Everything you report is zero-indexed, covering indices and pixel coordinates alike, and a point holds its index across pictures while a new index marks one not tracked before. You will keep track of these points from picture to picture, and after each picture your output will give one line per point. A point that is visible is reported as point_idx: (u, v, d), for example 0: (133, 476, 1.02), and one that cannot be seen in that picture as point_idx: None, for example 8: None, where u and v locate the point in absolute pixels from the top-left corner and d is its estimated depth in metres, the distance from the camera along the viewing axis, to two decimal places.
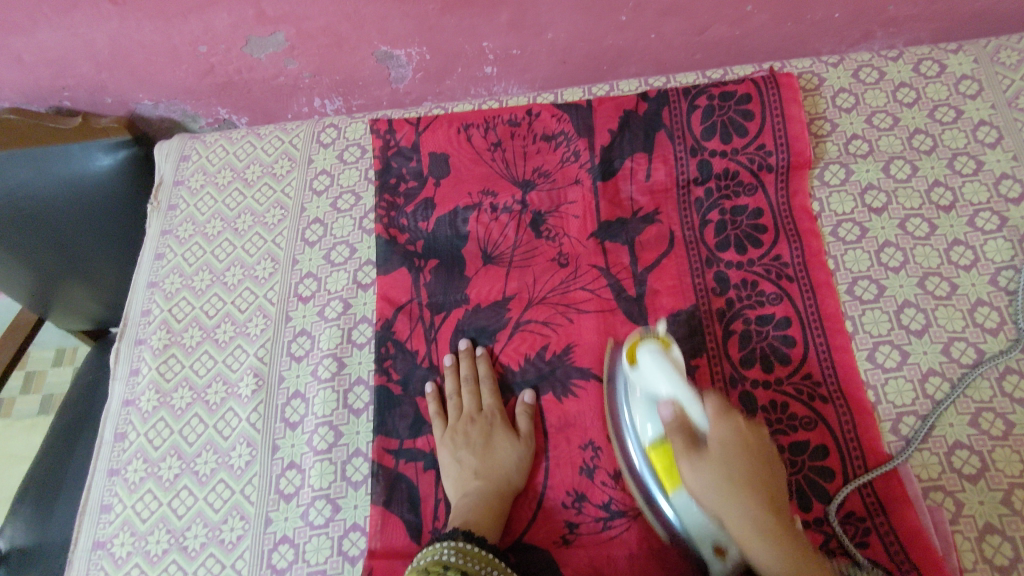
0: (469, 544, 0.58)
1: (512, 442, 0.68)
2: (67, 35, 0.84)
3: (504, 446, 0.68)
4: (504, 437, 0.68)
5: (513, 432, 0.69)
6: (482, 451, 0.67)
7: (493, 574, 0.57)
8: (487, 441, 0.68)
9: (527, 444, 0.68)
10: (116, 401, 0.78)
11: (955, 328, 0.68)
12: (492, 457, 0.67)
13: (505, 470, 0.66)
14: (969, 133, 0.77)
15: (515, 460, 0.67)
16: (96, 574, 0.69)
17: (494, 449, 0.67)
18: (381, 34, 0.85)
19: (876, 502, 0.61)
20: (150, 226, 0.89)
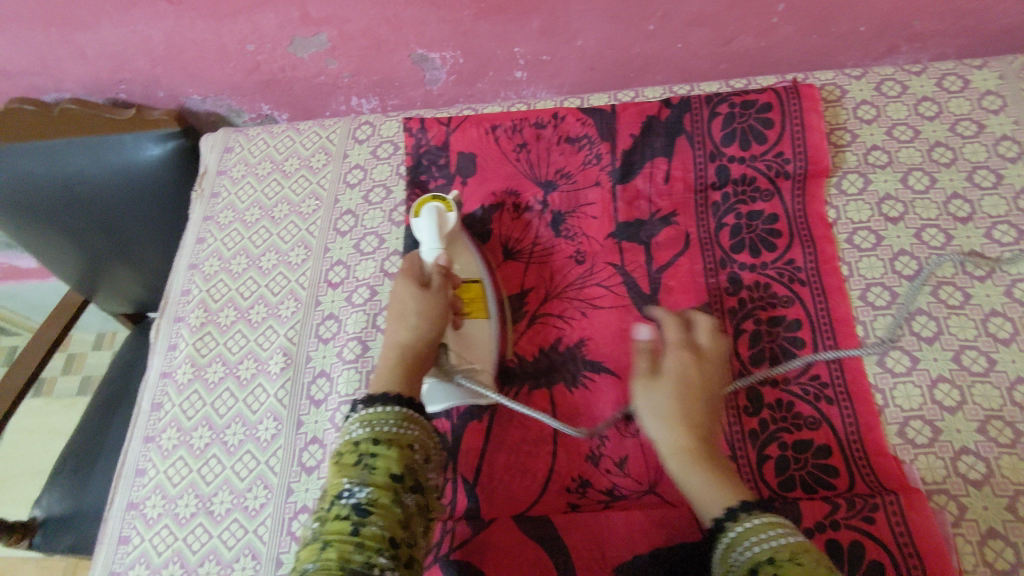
0: (376, 408, 0.58)
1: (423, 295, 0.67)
2: (127, 31, 0.90)
3: (413, 297, 0.67)
4: (420, 305, 0.67)
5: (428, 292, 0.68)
6: (388, 333, 0.66)
7: (409, 432, 0.57)
8: (399, 316, 0.67)
9: (438, 298, 0.68)
10: (154, 373, 0.83)
11: (966, 337, 0.69)
12: (397, 342, 0.65)
13: (408, 326, 0.66)
14: (990, 147, 0.78)
15: (431, 313, 0.66)
16: (129, 533, 0.74)
17: (406, 319, 0.66)
18: (418, 38, 0.89)
19: (879, 485, 0.63)
20: (193, 212, 0.95)
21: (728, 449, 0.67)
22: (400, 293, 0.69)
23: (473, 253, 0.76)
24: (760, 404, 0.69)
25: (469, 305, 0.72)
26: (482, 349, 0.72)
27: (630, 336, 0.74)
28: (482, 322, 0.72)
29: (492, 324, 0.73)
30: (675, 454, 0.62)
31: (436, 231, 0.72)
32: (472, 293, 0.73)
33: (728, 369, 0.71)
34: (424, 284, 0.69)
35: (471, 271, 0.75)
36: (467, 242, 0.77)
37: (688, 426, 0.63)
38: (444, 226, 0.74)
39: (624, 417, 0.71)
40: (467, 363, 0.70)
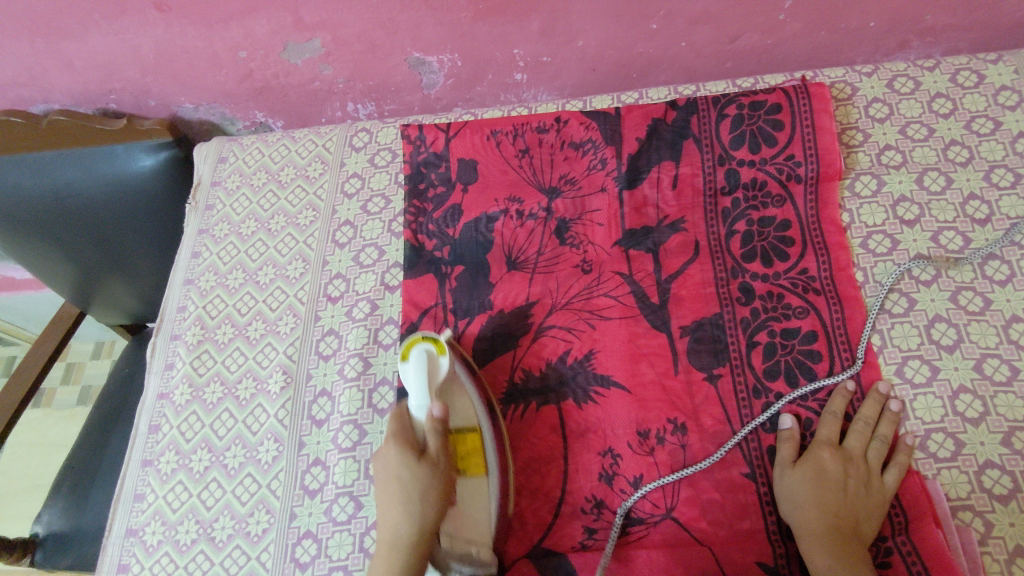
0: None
1: (418, 467, 0.63)
2: (115, 40, 0.87)
3: (411, 472, 0.63)
4: (420, 482, 0.63)
5: (424, 463, 0.63)
6: (387, 517, 0.62)
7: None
8: (402, 495, 0.62)
9: (431, 475, 0.63)
10: (151, 393, 0.81)
11: (988, 344, 0.67)
12: (398, 540, 0.61)
13: (408, 510, 0.62)
14: (1007, 145, 0.76)
15: (425, 496, 0.62)
16: (128, 561, 0.72)
17: (400, 482, 0.63)
18: (414, 41, 0.86)
19: (903, 523, 0.61)
20: (187, 225, 0.92)
21: (747, 467, 0.66)
22: (395, 459, 0.64)
23: (469, 391, 0.68)
24: (778, 421, 0.67)
25: (466, 462, 0.66)
26: (480, 513, 0.64)
27: (641, 348, 0.72)
28: (481, 481, 0.65)
29: (492, 481, 0.65)
30: (823, 542, 0.59)
31: (427, 383, 0.65)
32: (469, 447, 0.66)
33: (742, 382, 0.69)
34: (419, 456, 0.64)
35: (466, 418, 0.67)
36: (464, 375, 0.69)
37: (812, 511, 0.61)
38: (435, 376, 0.66)
39: (638, 435, 0.68)
40: (462, 546, 0.63)
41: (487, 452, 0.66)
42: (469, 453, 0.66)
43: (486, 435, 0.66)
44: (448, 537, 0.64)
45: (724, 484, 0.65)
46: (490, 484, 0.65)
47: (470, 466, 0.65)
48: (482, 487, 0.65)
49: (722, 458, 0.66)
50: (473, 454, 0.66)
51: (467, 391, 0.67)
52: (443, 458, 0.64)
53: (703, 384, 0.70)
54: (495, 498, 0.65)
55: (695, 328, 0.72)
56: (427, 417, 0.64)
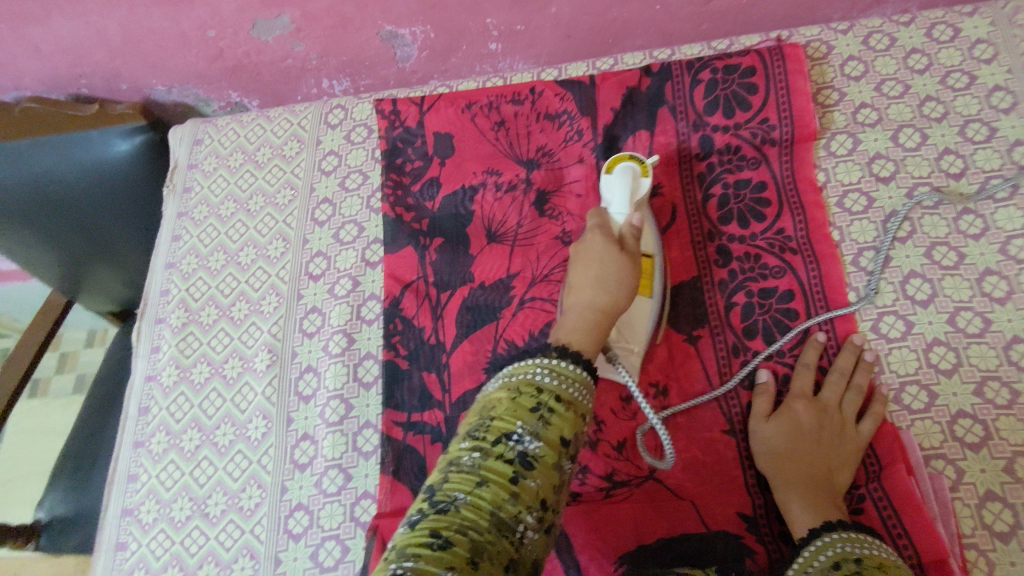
0: (567, 365, 0.51)
1: (622, 256, 0.60)
2: (81, 23, 0.86)
3: (616, 262, 0.59)
4: (618, 262, 0.59)
5: (625, 250, 0.61)
6: (581, 294, 0.58)
7: (583, 401, 0.50)
8: (597, 279, 0.58)
9: (632, 262, 0.60)
10: (139, 377, 0.82)
11: (961, 298, 0.68)
12: (596, 305, 0.57)
13: (608, 290, 0.57)
14: (982, 99, 0.76)
15: (629, 284, 0.59)
16: (125, 539, 0.73)
17: (598, 272, 0.59)
18: (385, 14, 0.85)
19: (878, 471, 0.63)
20: (166, 208, 0.92)
21: (727, 425, 0.67)
22: (596, 244, 0.61)
23: (652, 233, 0.71)
24: (755, 377, 0.68)
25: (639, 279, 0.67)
26: (641, 329, 0.67)
27: None
28: (647, 300, 0.68)
29: (653, 305, 0.68)
30: (797, 489, 0.60)
31: (627, 198, 0.66)
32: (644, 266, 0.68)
33: (722, 343, 0.70)
34: (619, 241, 0.62)
35: (648, 245, 0.69)
36: (648, 213, 0.71)
37: (792, 463, 0.62)
38: (636, 191, 0.68)
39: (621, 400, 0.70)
40: (623, 340, 0.67)
41: (656, 275, 0.69)
42: (646, 271, 0.68)
43: (659, 264, 0.69)
44: (616, 332, 0.67)
45: (705, 442, 0.67)
46: (653, 308, 0.68)
47: (645, 280, 0.68)
48: (647, 306, 0.68)
49: (704, 419, 0.68)
50: (647, 273, 0.68)
51: (651, 273, 0.68)
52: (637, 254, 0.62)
53: (683, 346, 0.71)
54: (654, 318, 0.68)
55: (675, 293, 0.73)
56: (625, 223, 0.64)
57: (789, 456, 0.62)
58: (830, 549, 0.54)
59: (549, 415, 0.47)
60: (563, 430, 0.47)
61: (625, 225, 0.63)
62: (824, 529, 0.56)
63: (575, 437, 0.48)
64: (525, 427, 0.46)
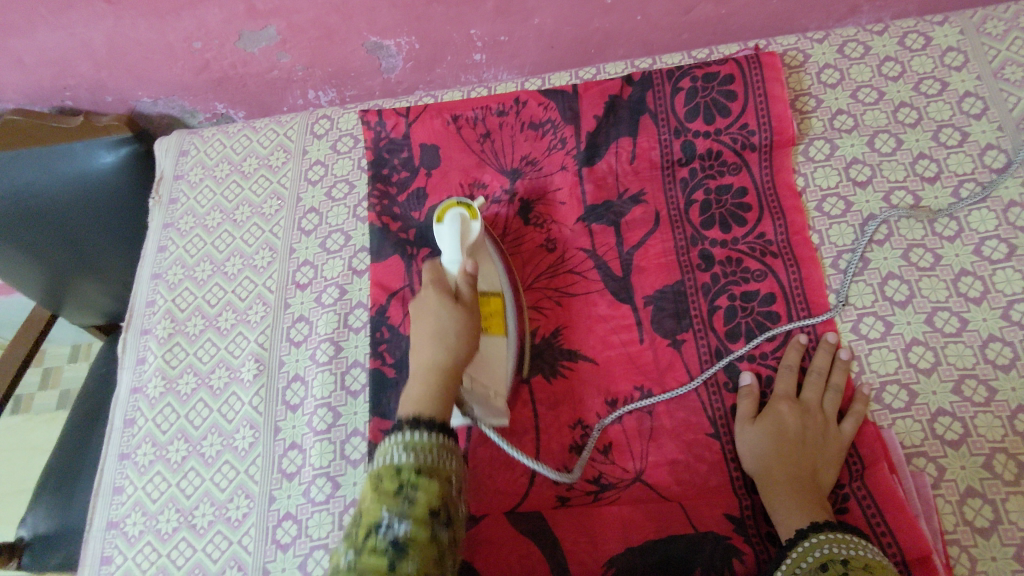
0: (420, 437, 0.51)
1: (456, 309, 0.62)
2: (65, 35, 0.86)
3: (450, 314, 0.61)
4: (456, 321, 0.61)
5: (461, 304, 0.63)
6: (421, 351, 0.59)
7: (447, 465, 0.51)
8: (438, 333, 0.60)
9: (469, 318, 0.62)
10: (124, 389, 0.81)
11: (938, 298, 0.69)
12: (437, 363, 0.58)
13: (446, 345, 0.59)
14: (954, 105, 0.78)
15: (462, 335, 0.60)
16: (110, 552, 0.72)
17: (434, 325, 0.61)
18: (370, 25, 0.86)
19: (861, 471, 0.64)
20: (152, 220, 0.92)
21: (711, 428, 0.68)
22: (432, 303, 0.62)
23: (497, 265, 0.72)
24: (739, 380, 0.69)
25: (488, 320, 0.68)
26: (498, 369, 0.67)
27: (605, 321, 0.74)
28: (500, 338, 0.68)
29: (510, 343, 0.68)
30: (782, 491, 0.61)
31: (459, 243, 0.69)
32: (493, 308, 0.69)
33: (706, 345, 0.71)
34: (455, 297, 0.63)
35: (492, 283, 0.70)
36: (490, 249, 0.72)
37: (775, 464, 0.62)
38: (467, 235, 0.70)
39: (606, 404, 0.71)
40: (480, 387, 0.65)
41: (507, 316, 0.69)
42: (494, 316, 0.68)
43: (508, 302, 0.70)
44: (470, 378, 0.64)
45: (689, 444, 0.67)
46: (509, 346, 0.68)
47: (493, 323, 0.68)
48: (501, 344, 0.68)
49: (688, 421, 0.68)
50: (495, 313, 0.69)
51: (501, 313, 0.69)
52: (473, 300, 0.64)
53: (668, 351, 0.71)
54: (511, 359, 0.68)
55: (659, 297, 0.74)
56: (460, 272, 0.65)
57: (773, 458, 0.63)
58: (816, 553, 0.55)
59: (413, 494, 0.47)
60: (429, 501, 0.47)
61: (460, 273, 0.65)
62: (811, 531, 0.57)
63: (444, 501, 0.49)
64: (389, 513, 0.46)
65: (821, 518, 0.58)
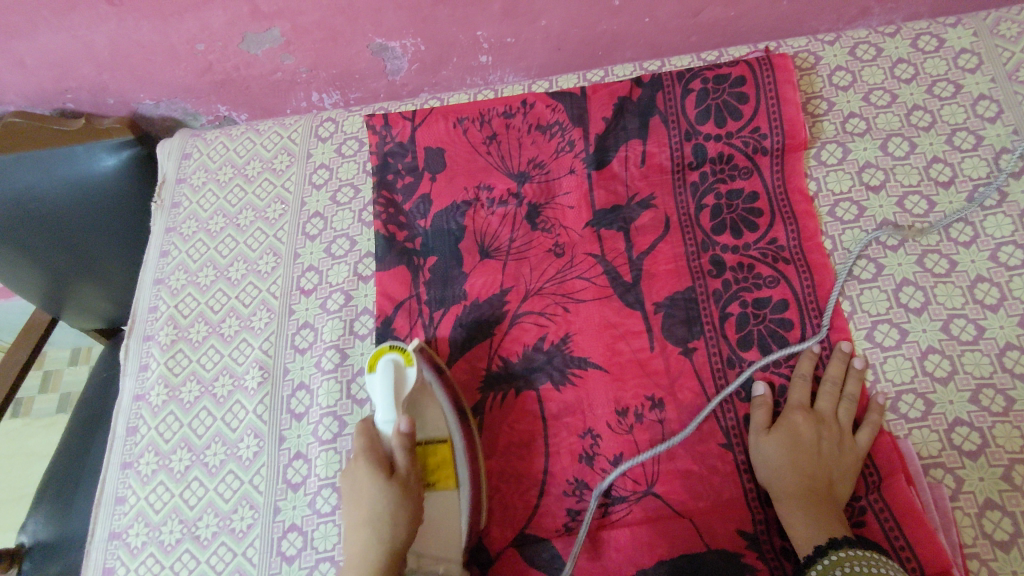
0: None
1: (388, 488, 0.61)
2: (67, 36, 0.85)
3: (381, 498, 0.61)
4: (390, 499, 0.61)
5: (395, 480, 0.62)
6: (357, 539, 0.60)
7: None
8: (371, 522, 0.60)
9: (404, 494, 0.62)
10: (127, 396, 0.80)
11: (954, 305, 0.68)
12: (371, 563, 0.58)
13: (380, 538, 0.59)
14: (968, 108, 0.76)
15: (396, 517, 0.60)
16: (113, 563, 0.71)
17: (369, 510, 0.61)
18: (375, 27, 0.85)
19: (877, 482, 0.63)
20: (154, 224, 0.91)
21: (723, 438, 0.67)
22: (367, 488, 0.62)
23: (440, 401, 0.69)
24: (752, 389, 0.68)
25: (435, 475, 0.67)
26: (450, 526, 0.65)
27: (615, 327, 0.73)
28: (450, 492, 0.66)
29: (462, 493, 0.66)
30: (798, 505, 0.60)
31: (393, 398, 0.66)
32: (440, 457, 0.67)
33: (717, 353, 0.70)
34: (389, 472, 0.63)
35: (437, 429, 0.68)
36: (436, 389, 0.70)
37: (789, 477, 0.61)
38: (401, 388, 0.68)
39: (616, 413, 0.69)
40: (433, 547, 0.65)
41: (456, 462, 0.67)
42: (441, 467, 0.67)
43: (456, 446, 0.68)
44: (419, 552, 0.65)
45: (702, 454, 0.66)
46: (461, 496, 0.66)
47: (442, 477, 0.67)
48: (452, 497, 0.66)
49: (700, 432, 0.67)
50: (443, 464, 0.67)
51: (451, 461, 0.67)
52: (411, 470, 0.63)
53: (679, 359, 0.70)
54: (466, 512, 0.66)
55: (669, 304, 0.73)
56: (394, 432, 0.64)
57: (788, 471, 0.62)
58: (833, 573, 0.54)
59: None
60: None
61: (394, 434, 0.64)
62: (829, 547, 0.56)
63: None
64: None
65: (838, 533, 0.57)
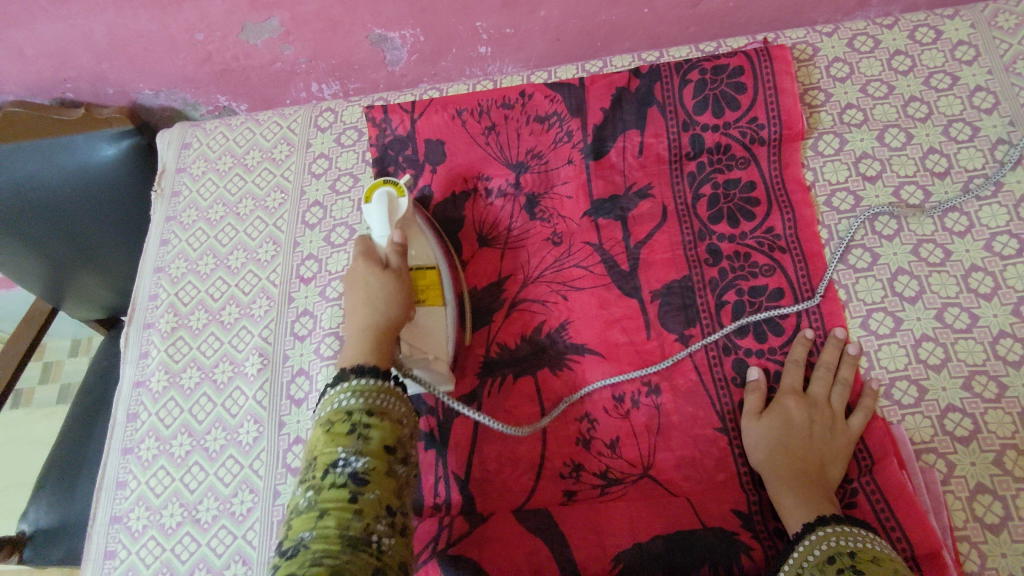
0: (361, 380, 0.55)
1: (383, 277, 0.64)
2: (66, 26, 0.85)
3: (377, 283, 0.64)
4: (389, 303, 0.62)
5: (388, 272, 0.65)
6: (353, 321, 0.61)
7: (394, 408, 0.54)
8: (366, 301, 0.62)
9: (396, 282, 0.64)
10: (127, 383, 0.81)
11: (949, 294, 0.69)
12: (369, 323, 0.61)
13: (375, 309, 0.62)
14: (965, 99, 0.77)
15: (392, 307, 0.62)
16: (114, 547, 0.72)
17: (365, 294, 0.63)
18: (375, 17, 0.85)
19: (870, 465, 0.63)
20: (154, 212, 0.92)
21: (719, 422, 0.68)
22: (364, 281, 0.64)
23: (429, 239, 0.73)
24: (747, 374, 0.68)
25: (424, 292, 0.69)
26: (437, 335, 0.69)
27: (612, 315, 0.74)
28: (438, 309, 0.69)
29: (448, 311, 0.70)
30: (790, 484, 0.60)
31: (388, 217, 0.69)
32: (428, 280, 0.70)
33: (713, 341, 0.70)
34: (382, 265, 0.65)
35: (426, 257, 0.71)
36: (422, 225, 0.73)
37: (782, 458, 0.62)
38: (395, 212, 0.70)
39: (613, 399, 0.70)
40: (421, 356, 0.68)
41: (444, 285, 0.70)
42: (431, 283, 0.70)
43: (444, 274, 0.71)
44: (407, 345, 0.67)
45: (698, 439, 0.67)
46: (445, 312, 0.69)
47: (430, 290, 0.69)
48: (438, 312, 0.69)
49: (695, 415, 0.68)
50: (432, 285, 0.70)
51: (438, 283, 0.70)
52: (405, 271, 0.66)
53: (676, 346, 0.71)
54: (450, 324, 0.70)
55: (665, 292, 0.73)
56: (388, 242, 0.67)
57: (780, 451, 0.62)
58: (823, 544, 0.54)
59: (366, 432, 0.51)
60: (383, 438, 0.51)
61: (388, 245, 0.67)
62: (818, 522, 0.56)
63: (398, 440, 0.53)
64: (344, 450, 0.50)
65: (828, 511, 0.58)
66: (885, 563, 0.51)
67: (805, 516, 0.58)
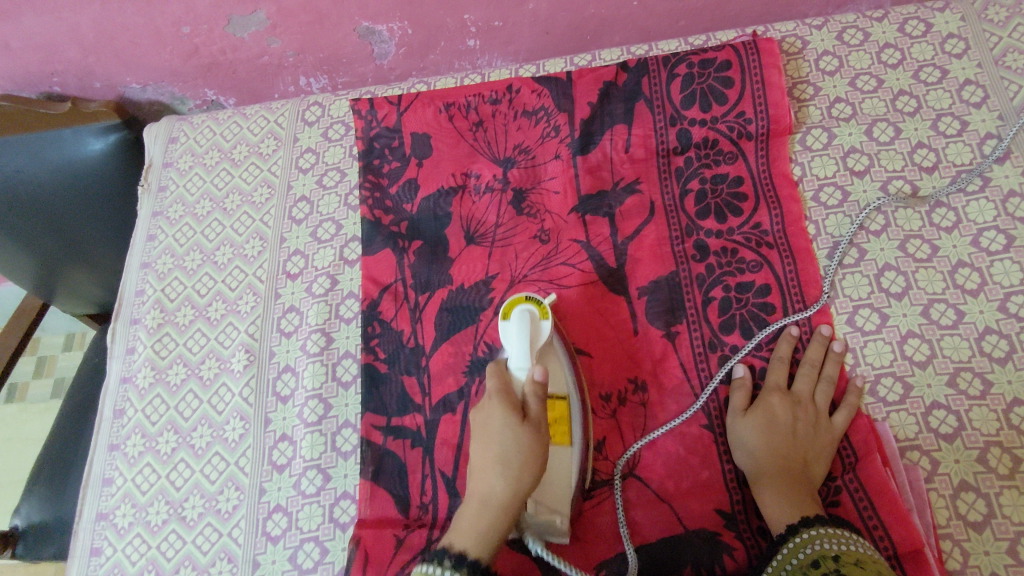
0: None
1: (521, 432, 0.57)
2: (51, 20, 0.84)
3: (517, 443, 0.57)
4: (523, 446, 0.57)
5: (527, 424, 0.58)
6: (483, 481, 0.57)
7: None
8: (500, 459, 0.57)
9: (536, 436, 0.58)
10: (114, 379, 0.81)
11: (935, 290, 0.68)
12: (493, 497, 0.56)
13: (506, 475, 0.56)
14: (954, 93, 0.76)
15: (530, 462, 0.57)
16: (100, 543, 0.72)
17: (499, 448, 0.57)
18: (361, 10, 0.84)
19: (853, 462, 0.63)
20: (140, 208, 0.91)
21: (704, 419, 0.67)
22: (497, 418, 0.58)
23: (563, 365, 0.67)
24: (732, 372, 0.69)
25: (554, 428, 0.64)
26: (565, 484, 0.63)
27: (599, 312, 0.73)
28: (566, 449, 0.63)
29: (576, 453, 0.64)
30: (772, 484, 0.61)
31: (529, 346, 0.62)
32: (558, 412, 0.64)
33: (699, 337, 0.70)
34: (522, 414, 0.59)
35: (560, 386, 0.66)
36: (558, 347, 0.67)
37: (764, 458, 0.62)
38: (536, 338, 0.64)
39: (600, 397, 0.70)
40: (548, 501, 0.62)
41: (574, 422, 0.65)
42: (559, 418, 0.64)
43: (574, 407, 0.65)
44: (535, 503, 0.62)
45: (684, 438, 0.67)
46: (576, 456, 0.64)
47: (559, 428, 0.64)
48: (567, 455, 0.63)
49: (681, 413, 0.68)
50: (561, 419, 0.64)
51: (567, 417, 0.64)
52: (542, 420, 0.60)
53: (662, 342, 0.71)
54: (579, 468, 0.64)
55: (652, 288, 0.73)
56: (528, 379, 0.60)
57: (764, 452, 0.62)
58: (806, 548, 0.55)
59: None
60: None
61: (527, 381, 0.60)
62: (801, 525, 0.57)
63: None
64: None
65: (810, 511, 0.58)
66: (865, 564, 0.52)
67: (786, 517, 0.58)
